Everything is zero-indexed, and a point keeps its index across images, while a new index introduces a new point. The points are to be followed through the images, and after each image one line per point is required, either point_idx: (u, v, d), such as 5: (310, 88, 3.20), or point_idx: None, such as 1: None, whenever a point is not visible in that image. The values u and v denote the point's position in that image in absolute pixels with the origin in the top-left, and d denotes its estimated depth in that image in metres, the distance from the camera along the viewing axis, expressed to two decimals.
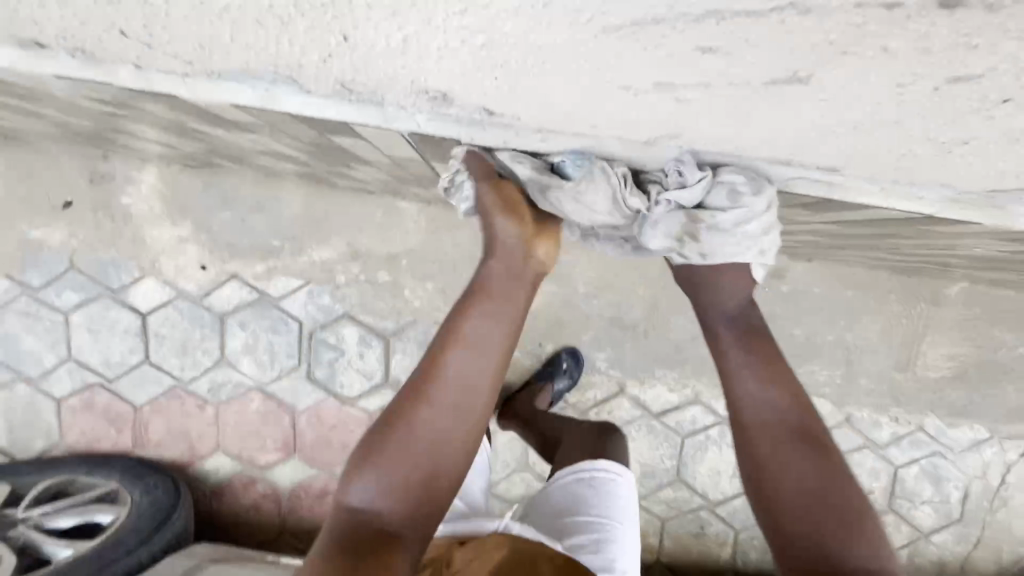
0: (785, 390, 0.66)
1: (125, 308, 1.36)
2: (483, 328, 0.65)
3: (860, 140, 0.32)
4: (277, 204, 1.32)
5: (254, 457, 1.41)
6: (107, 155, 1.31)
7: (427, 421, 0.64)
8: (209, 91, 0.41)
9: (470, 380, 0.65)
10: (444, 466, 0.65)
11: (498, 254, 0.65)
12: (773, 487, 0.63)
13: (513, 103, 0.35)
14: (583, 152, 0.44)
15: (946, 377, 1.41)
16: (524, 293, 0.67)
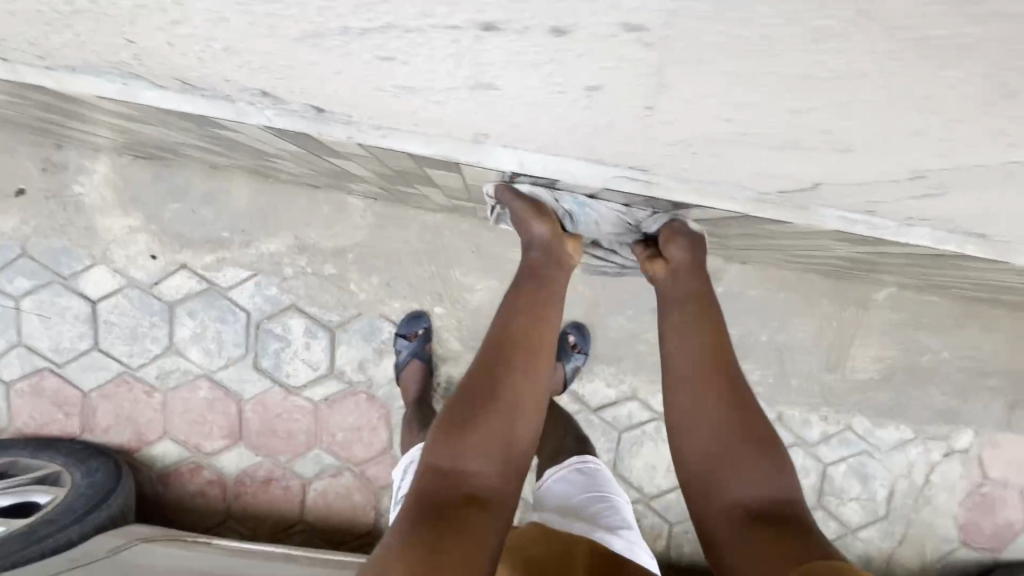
0: (712, 342, 0.81)
1: (76, 295, 1.39)
2: (536, 309, 0.82)
3: (613, 122, 0.38)
4: (227, 196, 1.36)
5: (200, 443, 1.44)
6: (59, 145, 1.34)
7: (503, 390, 0.74)
8: (74, 84, 0.46)
9: (533, 346, 0.78)
10: (512, 429, 0.74)
11: (538, 246, 0.86)
12: (697, 436, 0.78)
13: (324, 95, 0.40)
14: (428, 149, 0.48)
15: (873, 379, 1.46)
16: (563, 276, 0.87)
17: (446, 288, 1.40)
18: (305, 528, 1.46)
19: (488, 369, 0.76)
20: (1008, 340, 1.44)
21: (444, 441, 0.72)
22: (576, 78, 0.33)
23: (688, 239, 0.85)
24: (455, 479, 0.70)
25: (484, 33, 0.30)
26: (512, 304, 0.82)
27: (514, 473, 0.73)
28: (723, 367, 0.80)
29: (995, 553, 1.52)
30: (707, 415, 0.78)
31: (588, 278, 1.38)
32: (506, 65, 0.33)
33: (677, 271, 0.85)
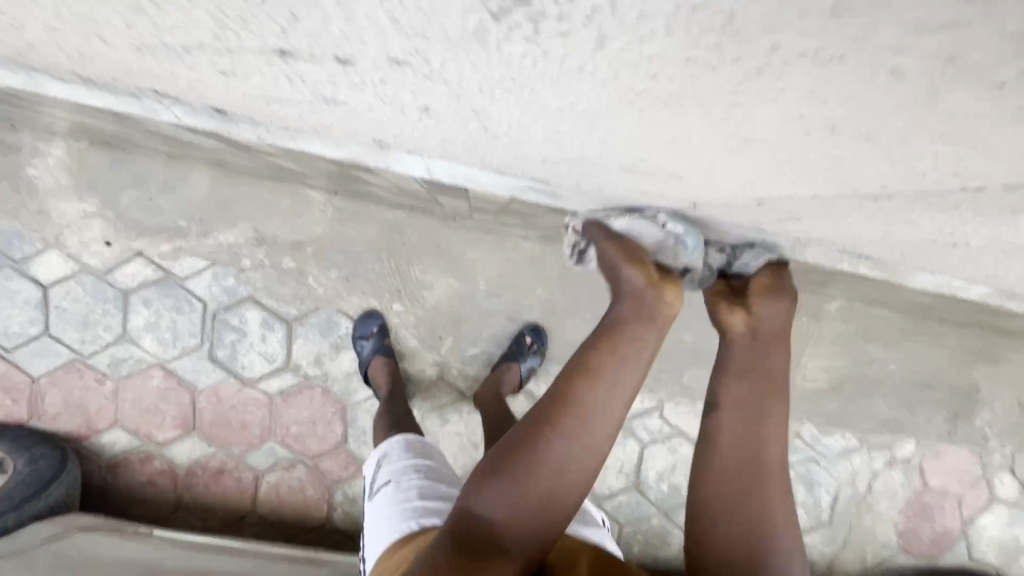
0: (765, 434, 0.76)
1: (26, 279, 1.37)
2: (626, 367, 0.71)
3: (424, 126, 0.55)
4: (186, 185, 1.34)
5: (152, 433, 1.42)
6: (13, 126, 1.32)
7: (552, 456, 0.66)
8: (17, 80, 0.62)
9: (602, 408, 0.69)
10: (569, 497, 0.67)
11: (627, 296, 0.76)
12: (732, 526, 0.72)
13: (217, 100, 0.56)
14: (325, 145, 0.66)
15: (821, 388, 1.50)
16: (657, 332, 0.74)
17: (405, 286, 1.40)
18: (257, 520, 1.46)
19: (564, 426, 0.67)
20: (952, 354, 1.49)
21: (497, 492, 0.65)
22: (376, 96, 0.49)
23: (779, 297, 0.81)
24: (495, 538, 0.64)
25: (306, 70, 0.46)
26: (592, 351, 0.72)
27: (547, 538, 0.66)
28: (768, 466, 0.74)
29: (933, 559, 1.57)
30: (747, 508, 0.72)
31: (547, 281, 1.39)
32: (334, 88, 0.49)
33: (757, 341, 0.79)
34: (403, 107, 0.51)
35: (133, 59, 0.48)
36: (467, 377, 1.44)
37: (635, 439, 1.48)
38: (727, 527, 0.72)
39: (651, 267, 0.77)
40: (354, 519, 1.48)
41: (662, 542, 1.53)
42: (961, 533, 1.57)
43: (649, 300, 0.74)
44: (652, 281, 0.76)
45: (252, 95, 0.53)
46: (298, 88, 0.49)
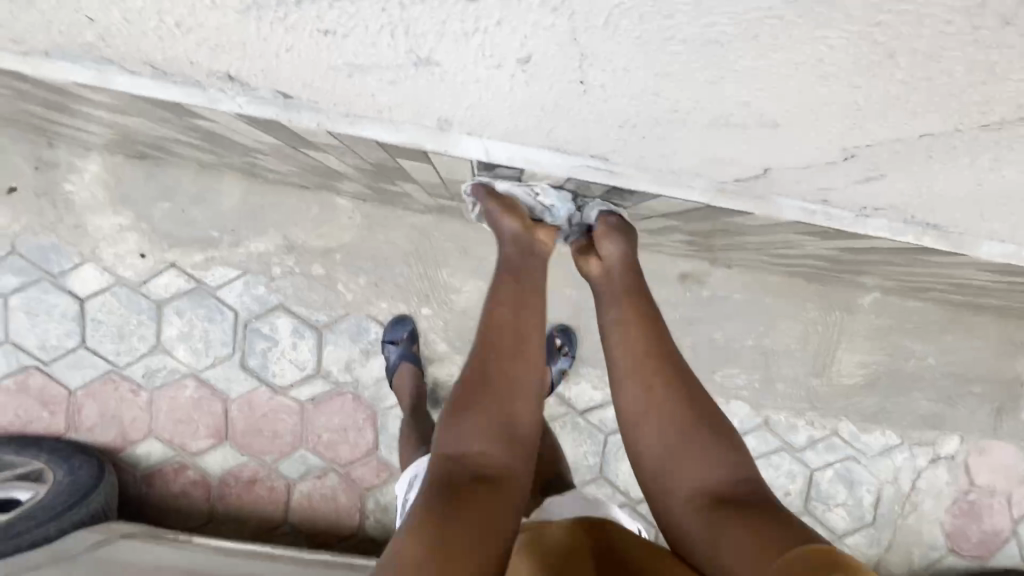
0: (652, 330, 0.83)
1: (64, 292, 1.39)
2: (512, 291, 0.83)
3: (533, 79, 0.43)
4: (217, 195, 1.37)
5: (185, 443, 1.43)
6: (52, 144, 1.36)
7: (481, 373, 0.77)
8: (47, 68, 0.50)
9: (517, 329, 0.80)
10: (521, 420, 0.76)
11: (506, 242, 0.87)
12: (651, 423, 0.78)
13: (277, 70, 0.45)
14: (388, 135, 0.54)
15: (857, 384, 1.47)
16: (543, 262, 0.89)
17: (433, 290, 1.41)
18: (289, 529, 1.45)
19: (489, 354, 0.78)
20: (991, 345, 1.45)
21: (462, 427, 0.73)
22: (488, 13, 0.37)
23: (621, 234, 0.89)
24: (467, 467, 0.70)
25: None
26: (498, 293, 0.83)
27: (513, 454, 0.73)
28: (670, 359, 0.82)
29: (982, 560, 1.52)
30: (658, 402, 0.78)
31: (574, 281, 1.38)
32: (440, 30, 0.39)
33: (613, 267, 0.89)
34: (527, 34, 0.39)
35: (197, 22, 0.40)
36: None
37: None
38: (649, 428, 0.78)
39: (525, 216, 0.87)
40: (386, 526, 1.47)
41: None
42: (1011, 532, 1.51)
43: (526, 241, 0.87)
44: (526, 225, 0.87)
45: (325, 41, 0.41)
46: (392, 4, 0.37)
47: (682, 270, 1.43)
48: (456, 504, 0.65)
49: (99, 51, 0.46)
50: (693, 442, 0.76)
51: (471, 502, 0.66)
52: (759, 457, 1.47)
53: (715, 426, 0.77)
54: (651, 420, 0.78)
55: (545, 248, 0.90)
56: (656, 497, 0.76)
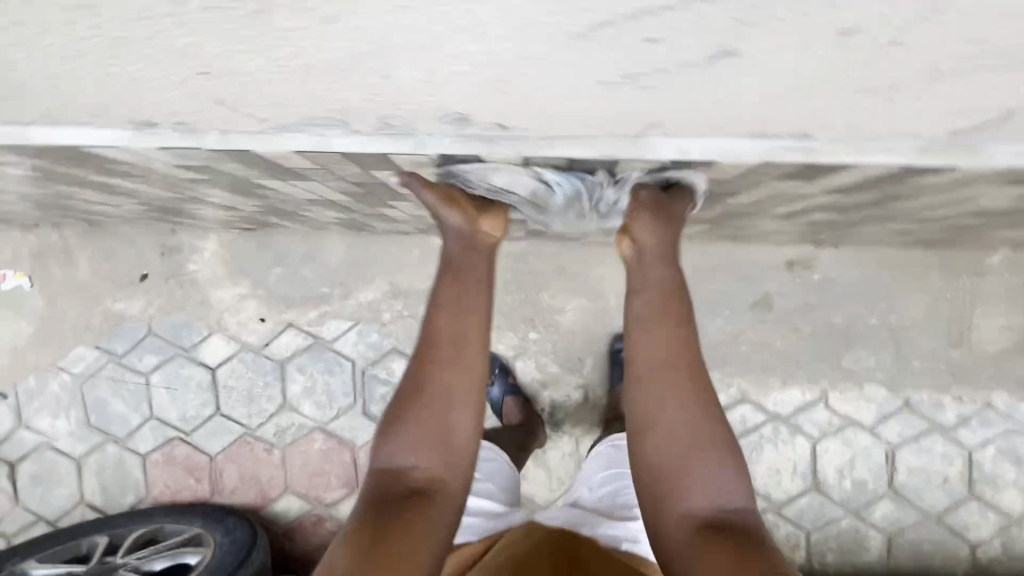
0: (671, 328, 0.76)
1: (198, 365, 1.49)
2: (457, 291, 0.82)
3: (809, 104, 0.38)
4: (324, 254, 1.45)
5: (321, 495, 1.48)
6: (175, 230, 1.48)
7: (434, 384, 0.80)
8: (277, 143, 0.51)
9: (456, 336, 0.81)
10: (459, 431, 0.80)
11: (451, 235, 0.81)
12: (653, 436, 0.75)
13: (519, 115, 0.42)
14: (584, 150, 0.51)
15: (1004, 350, 1.36)
16: (486, 259, 0.84)
17: (538, 313, 1.43)
18: None
19: (432, 366, 0.80)
20: None
21: (398, 443, 0.79)
22: (817, 67, 0.31)
23: (654, 212, 0.73)
24: (407, 479, 0.77)
25: (773, 21, 0.27)
26: (440, 298, 0.81)
27: (454, 459, 0.80)
28: (689, 367, 0.75)
29: None
30: (663, 414, 0.74)
31: None
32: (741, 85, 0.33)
33: (645, 255, 0.78)
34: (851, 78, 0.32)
35: (461, 98, 0.38)
36: (613, 397, 1.42)
37: (804, 435, 1.39)
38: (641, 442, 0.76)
39: (466, 207, 0.78)
40: None
41: (856, 547, 1.41)
42: None
43: (471, 238, 0.81)
44: (471, 217, 0.80)
45: (594, 94, 0.36)
46: (704, 68, 0.31)
47: (788, 257, 1.38)
48: (386, 512, 0.72)
49: (327, 119, 0.46)
50: (684, 463, 0.72)
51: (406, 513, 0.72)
52: (906, 441, 1.37)
53: (726, 447, 0.73)
54: (643, 434, 0.75)
55: (491, 239, 0.84)
56: (648, 503, 0.75)
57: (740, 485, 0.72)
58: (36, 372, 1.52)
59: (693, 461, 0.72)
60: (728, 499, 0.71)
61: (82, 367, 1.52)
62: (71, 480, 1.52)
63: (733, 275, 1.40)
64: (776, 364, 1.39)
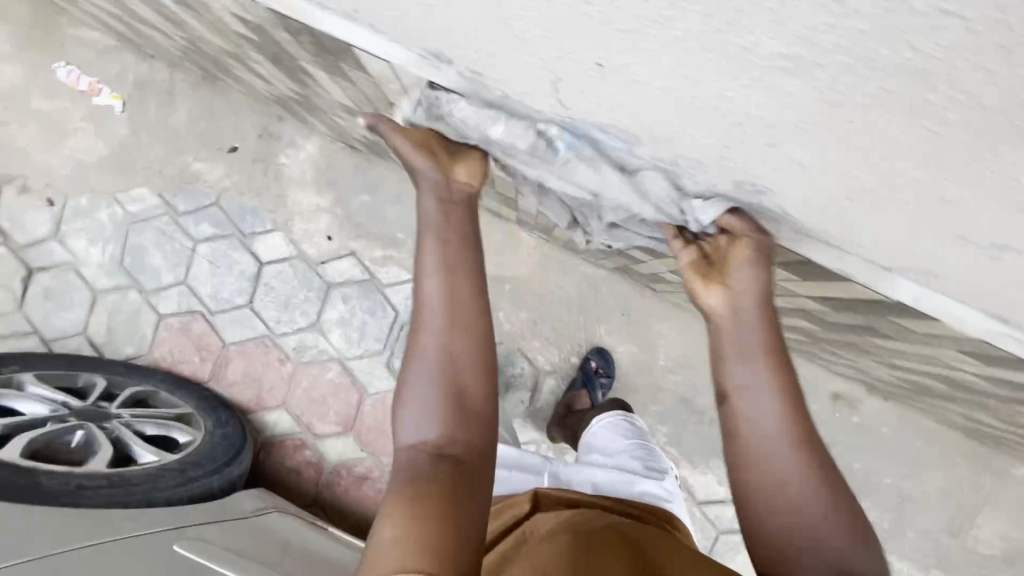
0: (779, 379, 0.71)
1: (249, 253, 1.47)
2: (441, 246, 0.79)
3: None
4: (414, 202, 1.44)
5: (312, 423, 1.46)
6: (282, 119, 1.46)
7: (431, 344, 0.76)
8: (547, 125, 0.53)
9: (451, 295, 0.77)
10: (473, 391, 0.74)
11: (430, 191, 0.79)
12: (770, 487, 0.69)
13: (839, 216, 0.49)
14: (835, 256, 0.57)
15: (993, 556, 1.39)
16: (462, 209, 0.81)
17: (587, 342, 1.43)
18: None
19: (426, 330, 0.77)
20: None
21: (412, 413, 0.74)
22: None
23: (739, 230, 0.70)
24: (429, 450, 0.71)
25: None
26: (433, 253, 0.78)
27: (469, 416, 0.73)
28: (800, 423, 0.71)
29: None
30: (778, 469, 0.69)
31: None
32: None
33: (741, 304, 0.72)
34: None
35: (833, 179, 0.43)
36: None
37: None
38: (744, 480, 0.72)
39: (439, 152, 0.78)
40: None
41: None
42: None
43: (448, 189, 0.79)
44: (446, 168, 0.79)
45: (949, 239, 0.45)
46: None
47: (837, 389, 1.40)
48: (421, 483, 0.66)
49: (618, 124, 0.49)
50: (804, 506, 0.68)
51: (437, 480, 0.66)
52: None
53: (837, 490, 0.69)
54: (756, 474, 0.70)
55: (466, 189, 0.81)
56: (761, 552, 0.69)
57: (858, 537, 0.67)
58: (92, 194, 1.50)
59: (814, 508, 0.68)
60: (847, 545, 0.66)
61: (137, 208, 1.49)
62: (82, 309, 1.50)
63: None
64: None
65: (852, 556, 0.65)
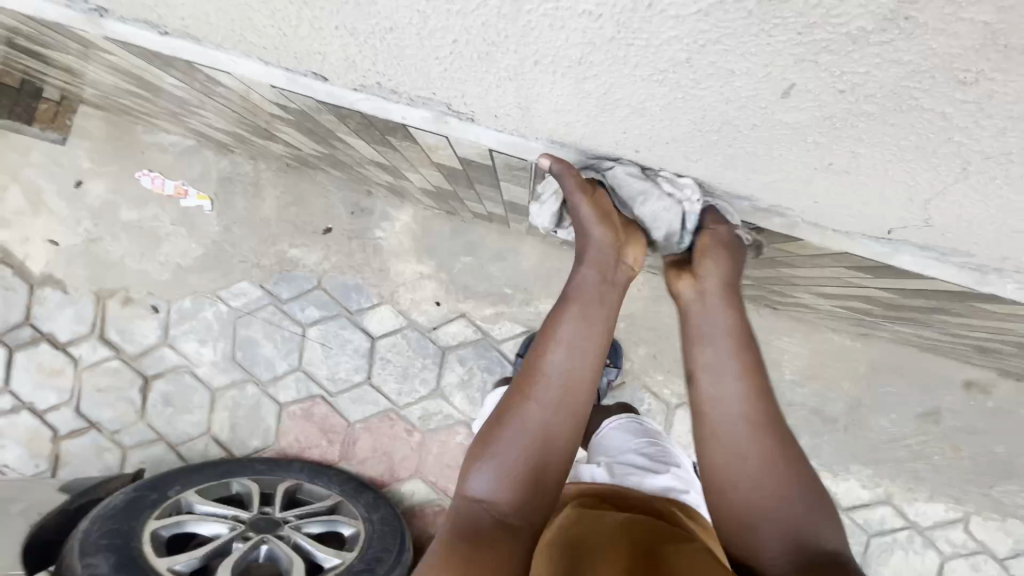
0: (744, 376, 0.65)
1: (359, 330, 1.47)
2: (578, 325, 0.66)
3: None
4: (516, 255, 1.44)
5: (448, 488, 1.47)
6: (372, 193, 1.46)
7: (533, 417, 0.66)
8: (833, 240, 0.51)
9: (568, 376, 0.66)
10: (552, 470, 0.67)
11: (587, 260, 0.66)
12: (731, 469, 0.65)
13: None
14: None
15: None
16: (618, 293, 0.68)
17: None
18: None
19: (532, 399, 0.66)
20: None
21: (488, 470, 0.66)
22: None
23: (722, 253, 0.59)
24: (498, 515, 0.65)
25: None
26: (558, 328, 0.67)
27: (546, 496, 0.67)
28: (763, 401, 0.65)
29: None
30: (744, 452, 0.64)
31: (856, 375, 1.40)
32: None
33: (714, 303, 0.64)
34: None
35: None
36: None
37: (937, 550, 1.40)
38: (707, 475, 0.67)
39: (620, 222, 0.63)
40: None
41: None
42: None
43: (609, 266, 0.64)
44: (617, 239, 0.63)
45: None
46: None
47: (968, 377, 1.38)
48: (479, 554, 0.60)
49: (937, 247, 0.45)
50: (774, 497, 0.64)
51: (499, 563, 0.61)
52: None
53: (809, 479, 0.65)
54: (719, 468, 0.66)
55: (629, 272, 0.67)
56: (728, 528, 0.66)
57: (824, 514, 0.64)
58: (194, 295, 1.51)
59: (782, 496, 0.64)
60: (823, 537, 0.63)
61: (241, 301, 1.50)
62: (202, 410, 1.51)
63: (913, 383, 1.39)
64: (929, 476, 1.40)
65: (826, 543, 0.62)
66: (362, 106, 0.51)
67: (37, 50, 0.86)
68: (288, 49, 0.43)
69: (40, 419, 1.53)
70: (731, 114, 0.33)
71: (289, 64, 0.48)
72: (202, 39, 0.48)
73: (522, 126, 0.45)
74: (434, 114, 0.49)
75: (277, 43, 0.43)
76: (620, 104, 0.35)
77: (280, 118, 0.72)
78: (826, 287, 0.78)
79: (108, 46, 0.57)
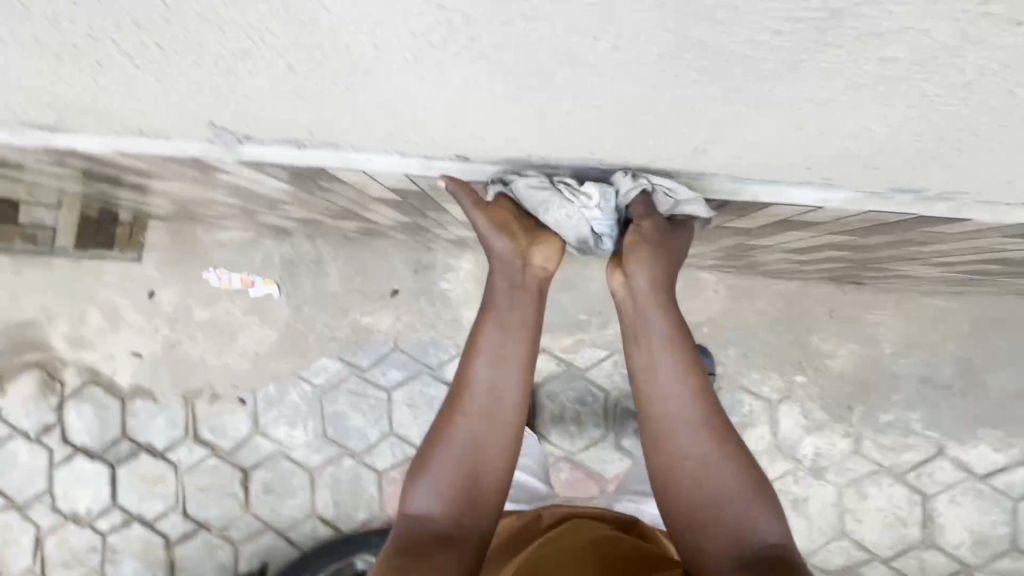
0: (678, 371, 0.64)
1: (443, 384, 1.48)
2: (502, 330, 0.66)
3: None
4: (584, 280, 1.43)
5: None
6: (430, 248, 1.47)
7: (467, 428, 0.65)
8: (1006, 214, 0.49)
9: (495, 383, 0.66)
10: (483, 479, 0.65)
11: (495, 260, 0.65)
12: (676, 469, 0.63)
13: None
14: None
15: None
16: (535, 292, 0.67)
17: (806, 356, 1.38)
18: None
19: (464, 410, 0.65)
20: None
21: (424, 482, 0.65)
22: None
23: (652, 253, 0.61)
24: (430, 530, 0.62)
25: None
26: (480, 330, 0.67)
27: (476, 511, 0.64)
28: (697, 397, 0.64)
29: None
30: (683, 448, 0.62)
31: (960, 336, 1.34)
32: None
33: (642, 297, 0.64)
34: None
35: None
36: (883, 447, 1.36)
37: None
38: (656, 476, 0.65)
39: (520, 225, 0.63)
40: None
41: None
42: None
43: (518, 264, 0.65)
44: (519, 242, 0.64)
45: None
46: None
47: None
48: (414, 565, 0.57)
49: None
50: (720, 497, 0.61)
51: (433, 575, 0.56)
52: None
53: (756, 480, 0.62)
54: (666, 466, 0.63)
55: (541, 271, 0.67)
56: (677, 529, 0.63)
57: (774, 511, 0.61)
58: (277, 380, 1.53)
59: (734, 495, 0.61)
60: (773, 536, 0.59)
61: (323, 377, 1.52)
62: (304, 492, 1.52)
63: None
64: None
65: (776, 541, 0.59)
66: (500, 175, 0.53)
67: (129, 178, 0.90)
68: (446, 141, 0.44)
69: (151, 528, 1.55)
70: (976, 122, 0.31)
71: (433, 153, 0.49)
72: (342, 145, 0.49)
73: (679, 167, 0.45)
74: (575, 171, 0.49)
75: (433, 139, 0.44)
76: (835, 134, 0.34)
77: (383, 199, 0.73)
78: (953, 255, 0.75)
79: (235, 167, 0.59)
